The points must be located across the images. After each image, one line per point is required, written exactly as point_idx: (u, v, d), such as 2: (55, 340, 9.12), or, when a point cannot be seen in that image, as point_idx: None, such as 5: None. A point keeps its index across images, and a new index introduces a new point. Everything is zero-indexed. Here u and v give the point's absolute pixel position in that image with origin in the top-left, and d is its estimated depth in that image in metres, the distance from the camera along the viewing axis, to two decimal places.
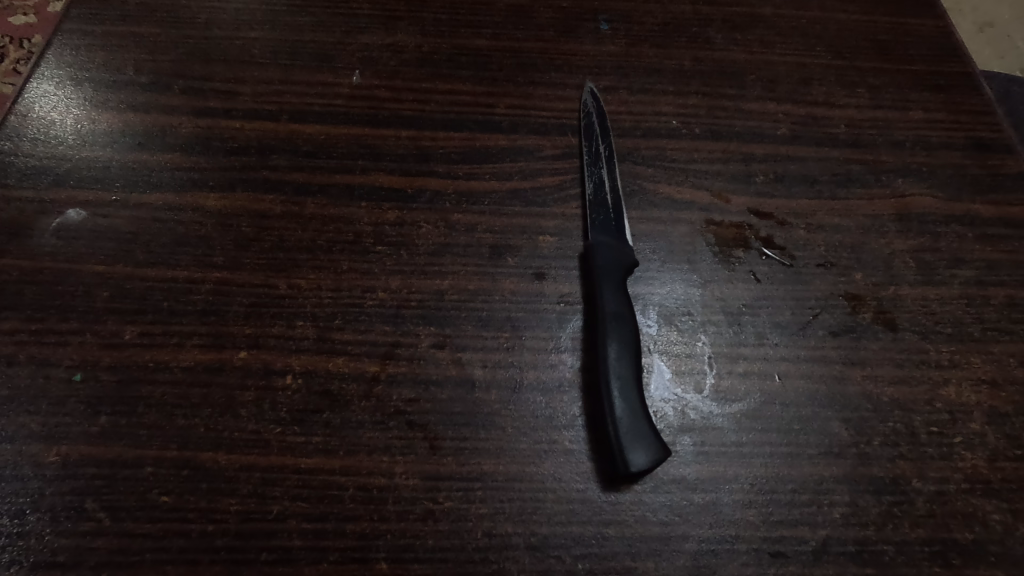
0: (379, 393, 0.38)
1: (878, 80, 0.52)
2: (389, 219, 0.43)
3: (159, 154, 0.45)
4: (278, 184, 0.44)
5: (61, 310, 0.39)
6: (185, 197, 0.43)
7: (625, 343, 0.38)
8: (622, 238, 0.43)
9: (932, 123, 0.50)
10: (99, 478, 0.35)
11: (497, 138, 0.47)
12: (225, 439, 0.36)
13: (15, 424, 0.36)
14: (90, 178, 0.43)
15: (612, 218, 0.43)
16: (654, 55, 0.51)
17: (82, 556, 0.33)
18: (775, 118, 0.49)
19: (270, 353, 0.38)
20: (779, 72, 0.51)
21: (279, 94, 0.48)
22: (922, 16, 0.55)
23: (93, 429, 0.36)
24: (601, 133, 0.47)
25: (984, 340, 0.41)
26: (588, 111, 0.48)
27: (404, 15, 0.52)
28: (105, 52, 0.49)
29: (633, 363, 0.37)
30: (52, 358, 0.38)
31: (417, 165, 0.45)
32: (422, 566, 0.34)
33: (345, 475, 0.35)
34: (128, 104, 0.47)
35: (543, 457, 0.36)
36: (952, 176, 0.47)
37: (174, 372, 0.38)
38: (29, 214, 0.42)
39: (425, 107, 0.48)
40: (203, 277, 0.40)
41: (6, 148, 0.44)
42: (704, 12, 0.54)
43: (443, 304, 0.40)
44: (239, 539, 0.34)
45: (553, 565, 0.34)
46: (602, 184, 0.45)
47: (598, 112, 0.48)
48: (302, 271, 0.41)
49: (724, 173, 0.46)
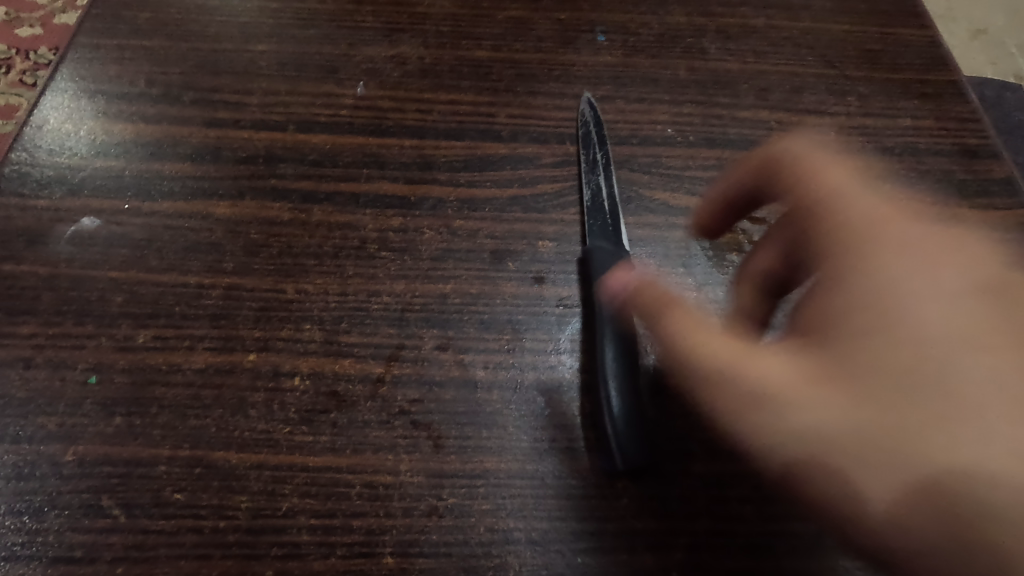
0: (385, 393, 0.39)
1: (868, 88, 0.53)
2: (394, 225, 0.45)
3: (170, 163, 0.46)
4: (286, 193, 0.45)
5: (77, 314, 0.40)
6: (196, 205, 0.45)
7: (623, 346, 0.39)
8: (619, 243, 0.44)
9: (920, 130, 0.51)
10: (115, 477, 0.36)
11: (498, 146, 0.48)
12: (236, 438, 0.37)
13: (34, 425, 0.37)
14: (104, 187, 0.45)
15: (608, 223, 0.44)
16: (650, 65, 0.53)
17: (100, 551, 0.34)
18: (768, 126, 0.51)
19: (279, 355, 0.40)
20: (771, 81, 0.53)
21: (286, 105, 0.49)
22: (911, 27, 0.57)
23: (108, 429, 0.37)
24: (598, 141, 0.48)
25: None
26: (586, 119, 0.49)
27: (407, 28, 0.54)
28: (118, 65, 0.50)
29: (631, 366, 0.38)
30: (69, 360, 0.39)
31: (421, 173, 0.47)
32: (427, 561, 0.35)
33: (352, 473, 0.37)
34: (140, 115, 0.48)
35: (543, 455, 0.38)
36: (940, 181, 0.49)
37: (187, 374, 0.39)
38: (45, 222, 0.43)
39: (427, 116, 0.49)
40: (213, 282, 0.42)
41: (22, 157, 0.45)
42: (698, 22, 0.56)
43: (447, 307, 0.42)
44: (250, 534, 0.35)
45: (554, 558, 0.35)
46: (599, 190, 0.46)
47: (595, 119, 0.49)
48: (310, 275, 0.42)
49: (718, 180, 0.48)
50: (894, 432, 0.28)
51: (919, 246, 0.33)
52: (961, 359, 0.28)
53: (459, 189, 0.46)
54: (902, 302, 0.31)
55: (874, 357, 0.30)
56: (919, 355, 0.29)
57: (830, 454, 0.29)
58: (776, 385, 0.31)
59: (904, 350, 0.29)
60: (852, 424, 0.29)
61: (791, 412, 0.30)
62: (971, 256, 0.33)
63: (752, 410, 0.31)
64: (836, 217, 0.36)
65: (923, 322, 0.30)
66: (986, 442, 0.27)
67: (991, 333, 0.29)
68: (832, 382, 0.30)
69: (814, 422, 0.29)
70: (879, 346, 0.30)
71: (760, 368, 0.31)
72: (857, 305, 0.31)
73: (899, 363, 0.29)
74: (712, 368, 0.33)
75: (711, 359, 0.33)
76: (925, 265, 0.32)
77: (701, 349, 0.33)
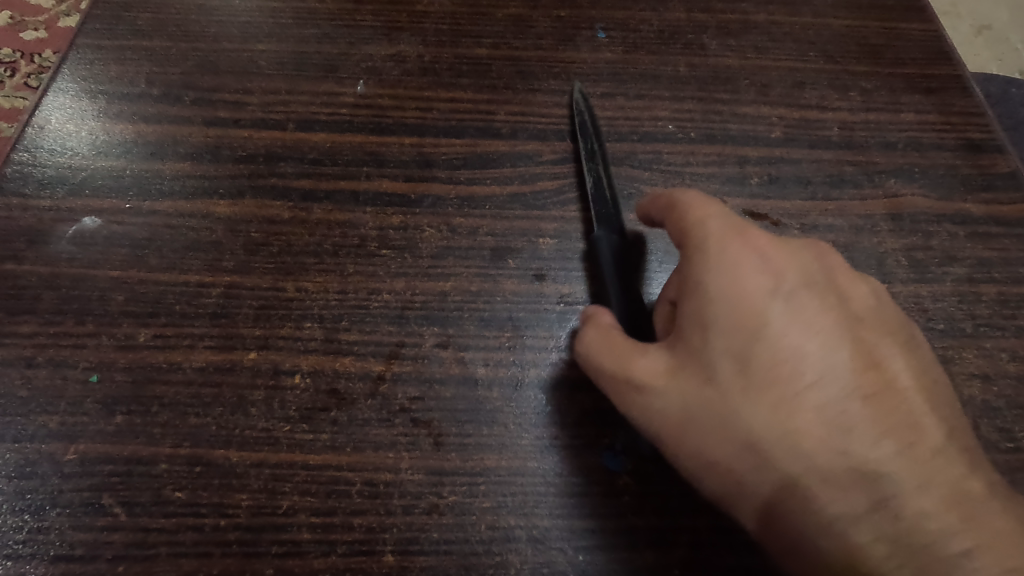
0: (385, 391, 0.39)
1: (871, 83, 0.53)
2: (394, 223, 0.45)
3: (171, 163, 0.46)
4: (285, 191, 0.45)
5: (79, 314, 0.40)
6: (196, 204, 0.45)
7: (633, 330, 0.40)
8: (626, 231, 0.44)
9: (924, 124, 0.51)
10: (116, 475, 0.36)
11: (498, 144, 0.48)
12: (236, 437, 0.37)
13: (35, 424, 0.37)
14: (105, 187, 0.45)
15: (614, 211, 0.45)
16: (650, 61, 0.53)
17: (100, 549, 0.34)
18: (769, 122, 0.50)
19: (280, 353, 0.40)
20: (772, 77, 0.53)
21: (286, 104, 0.49)
22: (914, 21, 0.57)
23: (109, 427, 0.37)
24: (594, 132, 0.48)
25: (976, 335, 0.42)
26: (580, 110, 0.50)
27: (406, 26, 0.54)
28: (118, 66, 0.50)
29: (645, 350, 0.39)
30: (70, 359, 0.39)
31: (421, 171, 0.47)
32: (427, 558, 0.35)
33: (352, 471, 0.37)
34: (141, 115, 0.48)
35: (543, 452, 0.38)
36: (944, 176, 0.49)
37: (187, 372, 0.39)
38: (46, 222, 0.43)
39: (427, 114, 0.49)
40: (213, 281, 0.42)
41: (23, 158, 0.46)
42: (698, 18, 0.55)
43: (447, 305, 0.42)
44: (251, 532, 0.35)
45: (555, 556, 0.35)
46: (600, 180, 0.46)
47: (589, 111, 0.50)
48: (310, 274, 0.42)
49: (719, 176, 0.48)
50: (748, 435, 0.32)
51: (797, 256, 0.35)
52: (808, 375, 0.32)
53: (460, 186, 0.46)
54: (768, 317, 0.33)
55: (741, 366, 0.33)
56: (775, 368, 0.32)
57: (704, 452, 0.33)
58: (663, 389, 0.34)
59: (764, 363, 0.32)
60: (718, 426, 0.33)
61: (675, 411, 0.33)
62: (830, 273, 0.36)
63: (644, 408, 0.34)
64: (700, 241, 0.35)
65: (780, 338, 0.33)
66: (820, 448, 0.31)
67: (835, 353, 0.33)
68: (708, 388, 0.33)
69: (689, 424, 0.33)
70: (744, 359, 0.33)
71: (652, 370, 0.34)
72: (730, 317, 0.33)
73: (758, 374, 0.32)
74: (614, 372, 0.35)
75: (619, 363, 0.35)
76: (799, 279, 0.34)
77: (610, 361, 0.36)
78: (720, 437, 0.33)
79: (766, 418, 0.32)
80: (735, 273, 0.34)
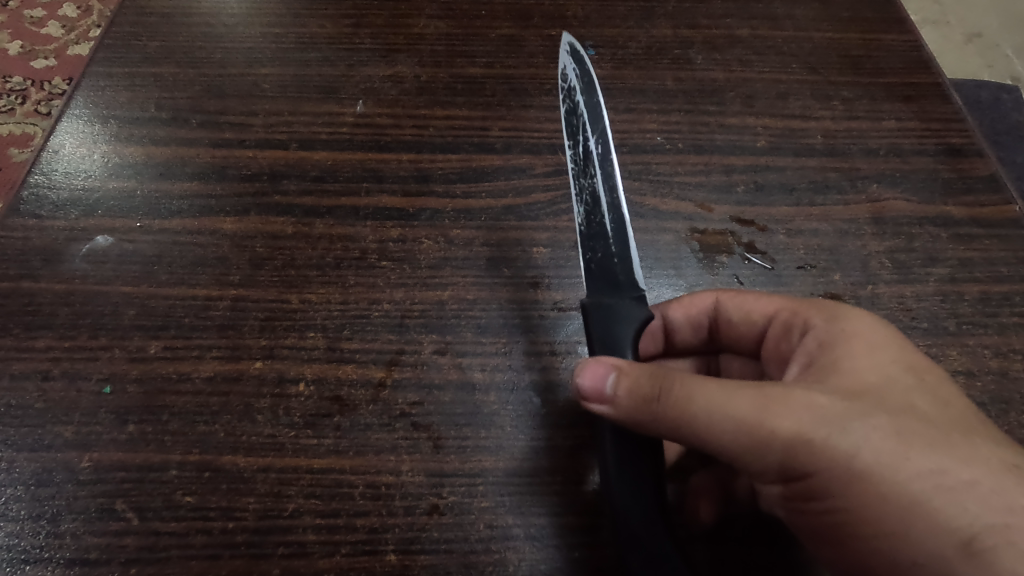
0: (386, 397, 0.40)
1: (852, 92, 0.55)
2: (393, 236, 0.46)
3: (179, 183, 0.48)
4: (289, 208, 0.47)
5: (92, 328, 0.42)
6: (204, 221, 0.47)
7: (623, 451, 0.34)
8: (620, 236, 0.39)
9: (905, 131, 0.53)
10: (128, 481, 0.37)
11: (493, 158, 0.50)
12: (244, 443, 0.39)
13: (52, 434, 0.39)
14: (117, 208, 0.47)
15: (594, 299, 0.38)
16: (638, 76, 0.55)
17: (113, 553, 0.36)
18: (754, 132, 0.52)
19: (284, 362, 0.41)
20: (756, 89, 0.54)
21: (289, 125, 0.51)
22: (893, 32, 0.58)
23: (122, 436, 0.39)
24: (583, 168, 0.41)
25: (959, 333, 0.43)
26: (574, 91, 0.45)
27: (403, 48, 0.56)
28: (128, 92, 0.52)
29: (647, 468, 0.33)
30: (84, 372, 0.41)
31: (418, 186, 0.49)
32: (428, 557, 0.36)
33: (355, 474, 0.38)
34: (150, 138, 0.50)
35: (539, 454, 0.39)
36: (926, 180, 0.50)
37: (196, 382, 0.40)
38: (61, 241, 0.45)
39: (424, 131, 0.51)
40: (220, 294, 0.44)
41: (39, 181, 0.48)
42: (685, 34, 0.57)
43: (444, 313, 0.43)
44: (258, 534, 0.36)
45: (552, 553, 0.36)
46: (606, 247, 0.39)
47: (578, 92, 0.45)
48: (313, 286, 0.44)
49: (707, 184, 0.49)
50: (936, 473, 0.28)
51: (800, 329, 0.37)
52: (947, 411, 0.30)
53: (569, 64, 0.46)
54: (904, 368, 0.31)
55: (887, 404, 0.29)
56: (923, 411, 0.30)
57: (893, 491, 0.28)
58: (829, 426, 0.28)
59: (912, 399, 0.30)
60: (907, 455, 0.28)
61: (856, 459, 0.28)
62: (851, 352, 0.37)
63: (817, 451, 0.28)
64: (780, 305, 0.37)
65: (916, 380, 0.31)
66: (1013, 470, 0.28)
67: (917, 391, 0.30)
68: (880, 416, 0.29)
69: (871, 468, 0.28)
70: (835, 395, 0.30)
71: (809, 406, 0.29)
72: (861, 362, 0.31)
73: (907, 410, 0.29)
74: (751, 414, 0.29)
75: (752, 402, 0.29)
76: None
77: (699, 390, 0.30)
78: (914, 468, 0.28)
79: (952, 446, 0.28)
80: (848, 326, 0.33)
